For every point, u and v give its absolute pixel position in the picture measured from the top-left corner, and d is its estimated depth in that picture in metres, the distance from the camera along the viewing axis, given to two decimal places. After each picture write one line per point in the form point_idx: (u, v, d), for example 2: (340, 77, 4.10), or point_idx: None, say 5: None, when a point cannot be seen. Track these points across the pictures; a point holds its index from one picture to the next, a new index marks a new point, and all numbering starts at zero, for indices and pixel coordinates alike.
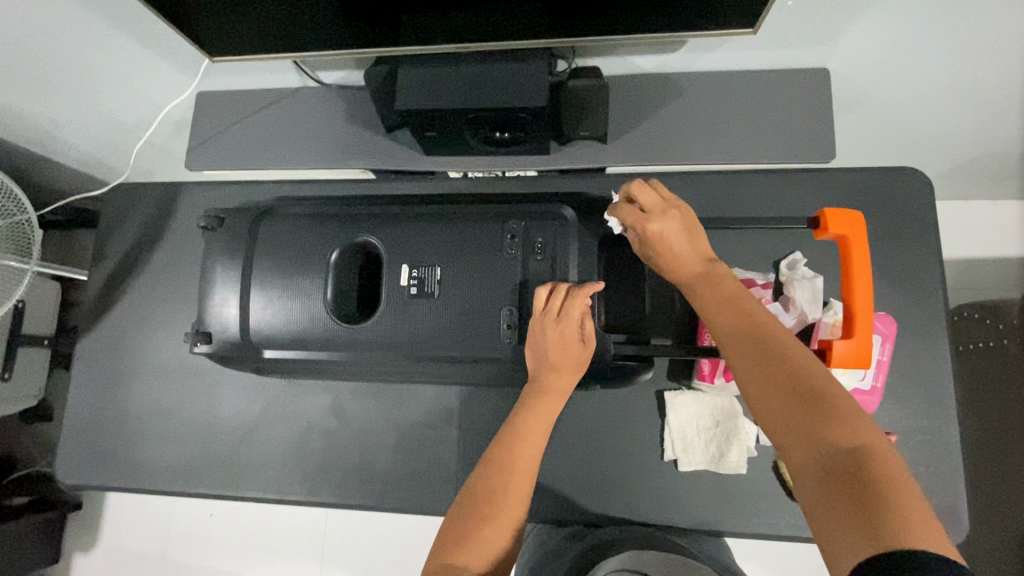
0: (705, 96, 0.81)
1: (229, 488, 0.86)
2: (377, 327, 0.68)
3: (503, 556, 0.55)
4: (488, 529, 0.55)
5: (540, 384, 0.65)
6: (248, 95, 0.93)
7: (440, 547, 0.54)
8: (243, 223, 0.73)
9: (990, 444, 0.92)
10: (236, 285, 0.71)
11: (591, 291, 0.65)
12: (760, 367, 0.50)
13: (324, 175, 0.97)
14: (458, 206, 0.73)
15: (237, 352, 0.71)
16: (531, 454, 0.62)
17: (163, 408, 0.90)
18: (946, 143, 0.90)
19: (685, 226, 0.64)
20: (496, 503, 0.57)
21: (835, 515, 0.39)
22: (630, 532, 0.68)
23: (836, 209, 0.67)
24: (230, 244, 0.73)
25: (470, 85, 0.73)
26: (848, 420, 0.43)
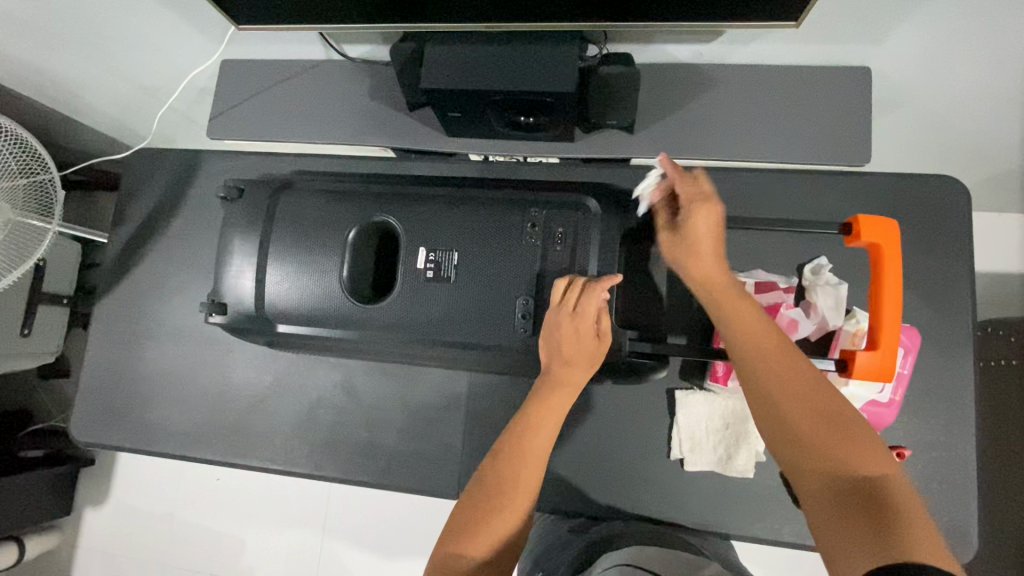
0: (739, 90, 0.79)
1: (235, 455, 0.87)
2: (391, 308, 0.68)
3: (509, 547, 0.55)
4: (495, 520, 0.55)
5: (552, 376, 0.65)
6: (273, 65, 0.93)
7: (448, 535, 0.55)
8: (262, 195, 0.73)
9: (1006, 465, 0.90)
10: (253, 257, 0.71)
11: (609, 284, 0.64)
12: (776, 389, 0.52)
13: (344, 150, 0.97)
14: (480, 191, 0.72)
15: (250, 323, 0.71)
16: (542, 446, 0.62)
17: (176, 372, 0.92)
18: (987, 153, 0.86)
19: (716, 220, 0.63)
20: (504, 494, 0.57)
21: (847, 536, 0.42)
22: (632, 533, 0.67)
23: (871, 216, 0.65)
24: (248, 215, 0.73)
25: (499, 67, 0.72)
26: (862, 446, 0.47)
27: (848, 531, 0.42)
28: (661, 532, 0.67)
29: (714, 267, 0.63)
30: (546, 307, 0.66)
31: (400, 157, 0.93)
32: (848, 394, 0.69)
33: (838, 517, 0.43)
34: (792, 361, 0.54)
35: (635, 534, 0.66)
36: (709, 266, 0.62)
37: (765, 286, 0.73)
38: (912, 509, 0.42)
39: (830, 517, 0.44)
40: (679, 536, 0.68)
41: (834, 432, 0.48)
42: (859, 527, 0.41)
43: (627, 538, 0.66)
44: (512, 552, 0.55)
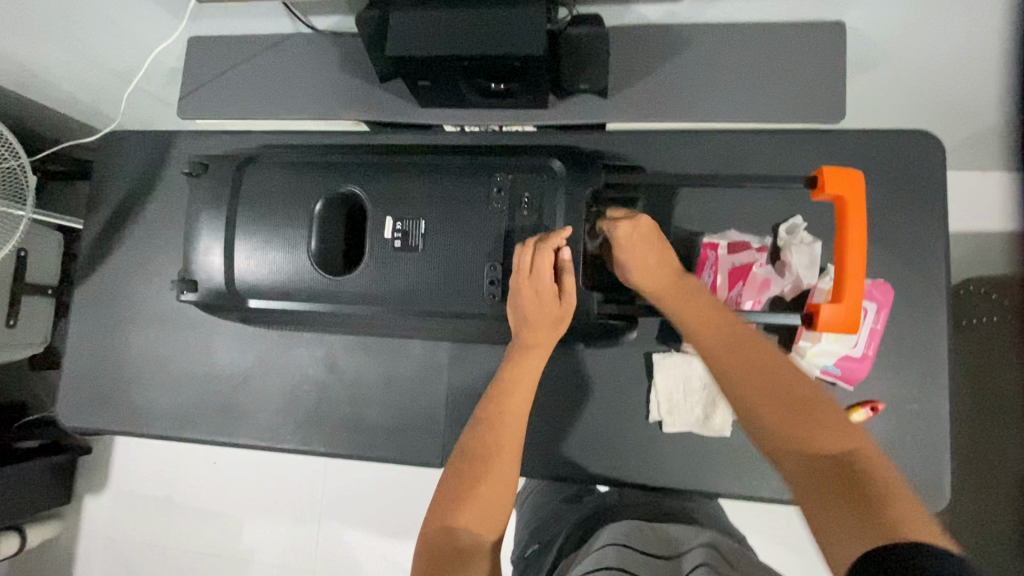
0: (712, 51, 0.78)
1: (223, 434, 0.88)
2: (361, 279, 0.68)
3: (502, 511, 0.57)
4: (483, 487, 0.57)
5: (522, 341, 0.65)
6: (241, 42, 0.91)
7: (437, 507, 0.56)
8: (227, 169, 0.72)
9: (987, 418, 0.93)
10: (221, 234, 0.70)
11: (557, 240, 0.63)
12: (755, 399, 0.54)
13: (318, 126, 0.95)
14: (445, 157, 0.71)
15: (222, 299, 0.70)
16: (521, 408, 0.63)
17: (159, 355, 0.92)
18: (965, 108, 0.86)
19: (648, 238, 0.68)
20: (490, 460, 0.59)
21: (840, 519, 0.42)
22: (620, 514, 0.67)
23: (835, 168, 0.64)
24: (214, 192, 0.72)
25: (464, 31, 0.70)
26: (837, 430, 0.49)
27: (836, 514, 0.42)
28: (650, 506, 0.69)
29: (658, 276, 0.68)
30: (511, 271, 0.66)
31: (374, 131, 0.92)
32: (823, 350, 0.70)
33: (824, 501, 0.44)
34: (762, 356, 0.57)
35: (622, 515, 0.67)
36: (659, 277, 0.68)
37: (737, 246, 0.73)
38: (896, 483, 0.43)
39: (822, 504, 0.44)
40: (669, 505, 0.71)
41: (812, 422, 0.50)
42: (850, 509, 0.42)
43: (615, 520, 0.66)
44: (504, 515, 0.57)
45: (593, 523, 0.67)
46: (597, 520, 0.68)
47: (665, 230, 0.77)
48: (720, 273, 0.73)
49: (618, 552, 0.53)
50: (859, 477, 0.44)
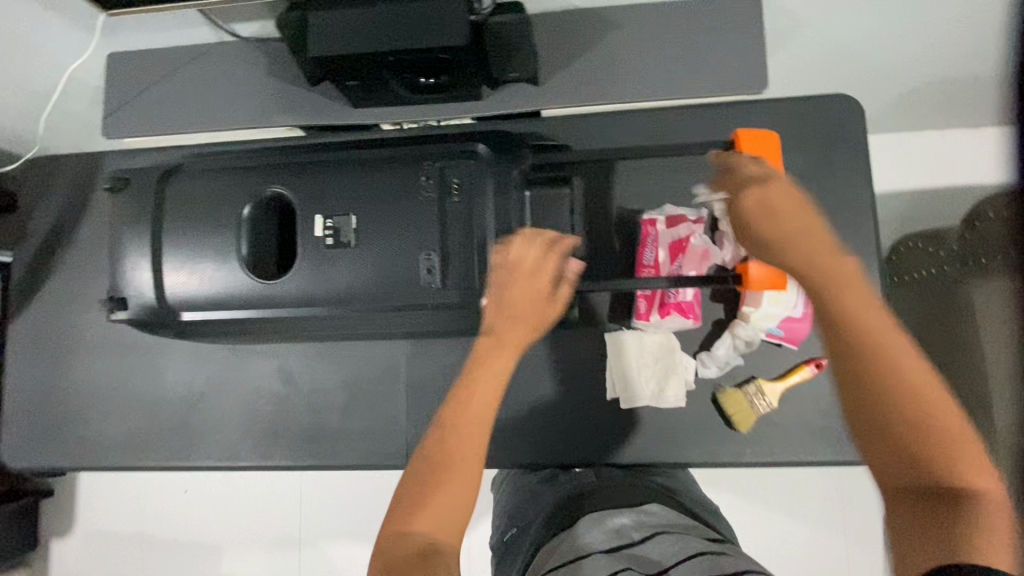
0: (637, 29, 0.79)
1: (182, 458, 0.85)
2: (296, 280, 0.67)
3: (461, 514, 0.55)
4: (444, 491, 0.55)
5: (494, 335, 0.63)
6: (164, 54, 0.89)
7: (396, 514, 0.55)
8: (148, 182, 0.70)
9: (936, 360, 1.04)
10: (148, 248, 0.68)
11: (563, 248, 0.65)
12: (886, 390, 0.49)
13: (253, 135, 0.93)
14: (371, 151, 0.70)
15: (154, 316, 0.68)
16: (480, 408, 0.60)
17: (107, 384, 0.89)
18: (883, 67, 0.89)
19: (782, 199, 0.58)
20: (449, 465, 0.56)
21: (923, 533, 0.46)
22: (595, 497, 0.66)
23: (747, 130, 0.68)
24: (135, 204, 0.70)
25: (386, 25, 0.69)
26: (948, 443, 0.47)
27: (919, 527, 0.46)
28: (616, 485, 0.69)
29: (802, 230, 0.56)
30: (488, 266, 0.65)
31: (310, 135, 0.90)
32: (766, 314, 0.73)
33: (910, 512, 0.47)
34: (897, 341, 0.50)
35: (596, 500, 0.66)
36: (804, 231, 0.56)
37: (672, 220, 0.75)
38: (989, 513, 0.45)
39: (910, 512, 0.47)
40: (641, 483, 0.71)
41: (926, 432, 0.48)
42: (929, 527, 0.46)
43: (589, 504, 0.65)
44: (464, 517, 0.55)
45: (568, 508, 0.66)
46: (571, 505, 0.67)
47: (605, 210, 0.79)
48: (661, 248, 0.74)
49: (604, 558, 0.53)
50: (954, 497, 0.46)
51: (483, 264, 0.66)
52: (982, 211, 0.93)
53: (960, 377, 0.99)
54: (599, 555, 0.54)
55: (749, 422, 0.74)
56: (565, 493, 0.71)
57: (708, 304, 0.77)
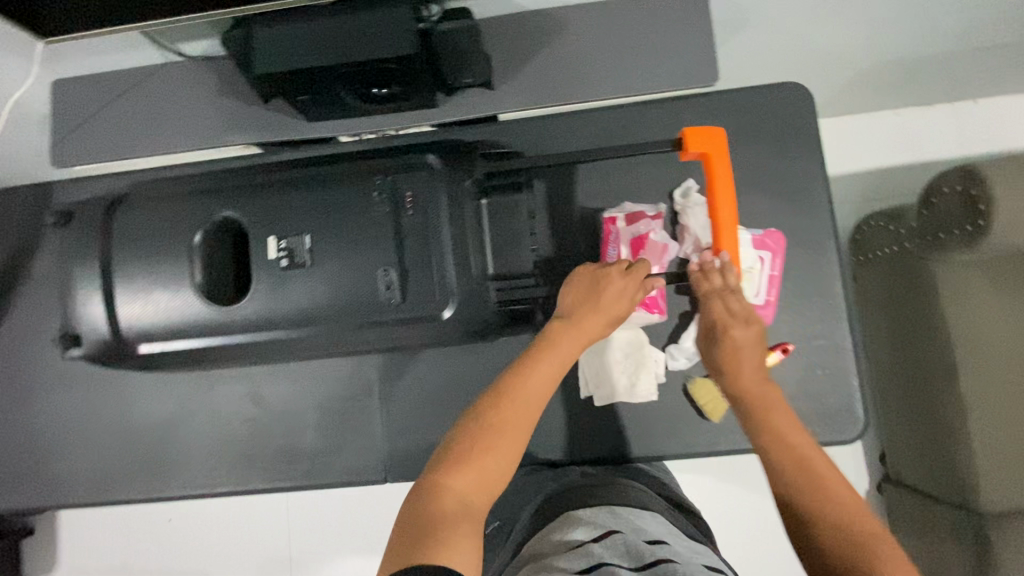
0: (586, 29, 0.79)
1: (155, 490, 0.84)
2: (252, 305, 0.66)
3: (495, 483, 0.55)
4: (487, 456, 0.55)
5: (551, 333, 0.63)
6: (110, 79, 0.87)
7: (438, 463, 0.55)
8: (95, 214, 0.70)
9: (899, 337, 1.07)
10: (98, 281, 0.68)
11: (641, 266, 0.67)
12: (808, 485, 0.59)
13: (207, 156, 0.92)
14: (323, 170, 0.70)
15: (111, 350, 0.68)
16: (539, 393, 0.59)
17: (70, 420, 0.86)
18: (832, 53, 0.91)
19: (754, 344, 0.68)
20: (497, 432, 0.56)
21: None
22: (582, 494, 0.66)
23: (696, 128, 0.68)
24: (83, 239, 0.69)
25: (334, 40, 0.69)
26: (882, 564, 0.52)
27: None
28: (599, 483, 0.69)
29: (755, 370, 0.67)
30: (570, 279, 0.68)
31: (266, 152, 0.89)
32: None
33: None
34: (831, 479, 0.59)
35: (582, 498, 0.65)
36: (753, 370, 0.67)
37: (633, 217, 0.75)
38: None
39: None
40: (628, 481, 0.71)
41: (867, 557, 0.53)
42: None
43: (575, 502, 0.65)
44: (497, 486, 0.55)
45: (553, 505, 0.66)
46: (555, 502, 0.66)
47: (568, 211, 0.79)
48: (623, 245, 0.75)
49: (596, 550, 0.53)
50: None
51: (442, 277, 0.66)
52: (938, 188, 0.91)
53: (925, 353, 1.01)
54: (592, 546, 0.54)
55: (720, 412, 0.76)
56: (548, 489, 0.71)
57: (674, 298, 0.77)
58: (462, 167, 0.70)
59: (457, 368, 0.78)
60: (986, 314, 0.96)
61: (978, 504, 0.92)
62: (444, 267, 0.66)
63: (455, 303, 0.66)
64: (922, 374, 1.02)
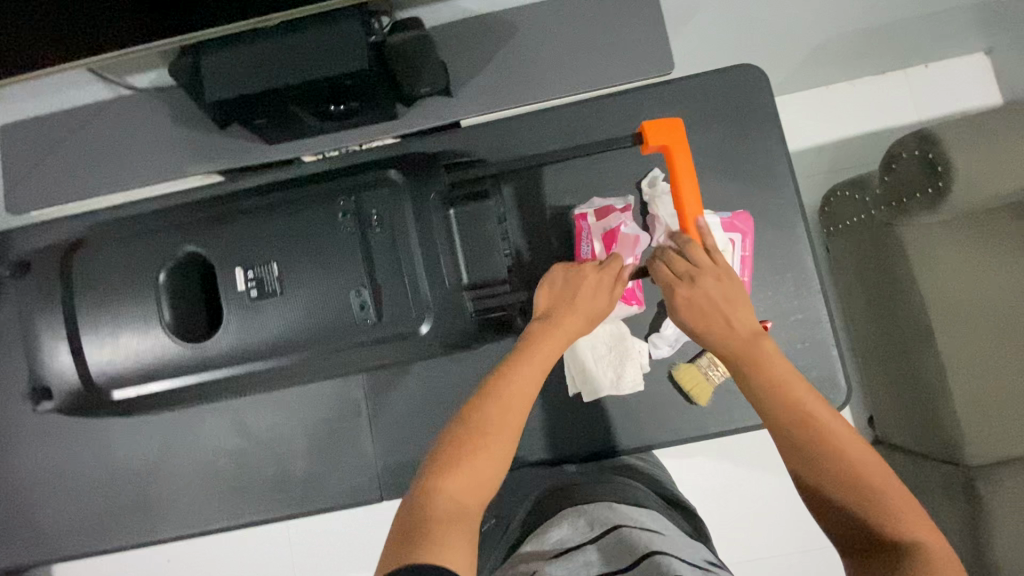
0: (539, 28, 0.79)
1: (147, 534, 0.82)
2: (226, 339, 0.65)
3: (488, 485, 0.54)
4: (481, 456, 0.54)
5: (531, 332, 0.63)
6: (58, 119, 0.84)
7: (428, 468, 0.54)
8: (53, 262, 0.68)
9: (874, 302, 1.09)
10: (62, 330, 0.66)
11: (614, 261, 0.66)
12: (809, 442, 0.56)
13: (168, 188, 0.90)
14: (289, 194, 0.69)
15: (82, 399, 0.67)
16: (528, 389, 0.59)
17: (49, 473, 0.84)
18: (783, 30, 0.92)
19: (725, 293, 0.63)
20: (489, 431, 0.56)
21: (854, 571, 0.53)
22: (578, 490, 0.66)
23: (653, 121, 0.68)
24: (42, 289, 0.68)
25: (284, 60, 0.68)
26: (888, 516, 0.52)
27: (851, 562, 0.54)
28: (596, 480, 0.69)
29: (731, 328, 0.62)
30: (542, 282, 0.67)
31: (228, 180, 0.87)
32: None
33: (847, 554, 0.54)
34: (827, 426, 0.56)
35: (578, 496, 0.65)
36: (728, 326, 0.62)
37: (603, 211, 0.76)
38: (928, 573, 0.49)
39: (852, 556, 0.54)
40: (628, 479, 0.71)
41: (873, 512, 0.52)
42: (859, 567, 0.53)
43: (571, 500, 0.65)
44: (490, 490, 0.54)
45: (550, 503, 0.66)
46: (552, 501, 0.66)
47: (539, 212, 0.79)
48: (596, 241, 0.75)
49: (590, 552, 0.53)
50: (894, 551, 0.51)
51: (415, 289, 0.65)
52: (897, 153, 0.94)
53: (899, 315, 1.03)
54: (587, 548, 0.54)
55: (706, 396, 0.76)
56: (544, 489, 0.71)
57: (651, 288, 0.78)
58: (427, 180, 0.69)
59: (442, 379, 0.78)
60: (954, 271, 0.98)
61: (967, 457, 0.94)
62: (417, 278, 0.66)
63: (431, 318, 0.66)
64: (900, 334, 1.04)
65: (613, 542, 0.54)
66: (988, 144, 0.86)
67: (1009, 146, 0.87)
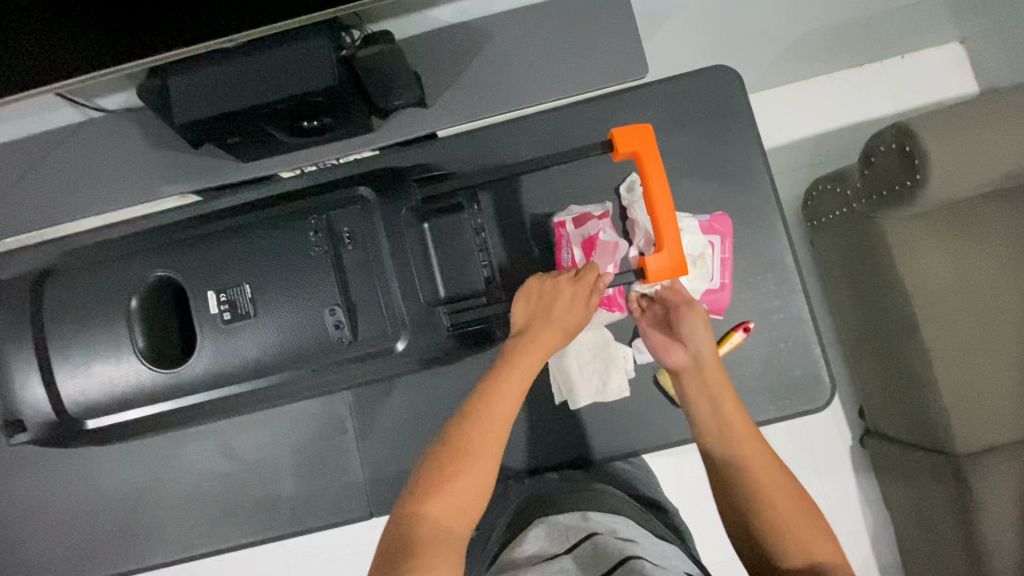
0: (511, 37, 0.79)
1: (135, 561, 0.81)
2: (199, 364, 0.64)
3: (474, 505, 0.54)
4: (462, 479, 0.54)
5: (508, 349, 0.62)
6: (29, 144, 0.83)
7: (411, 491, 0.54)
8: (23, 290, 0.67)
9: (855, 292, 1.11)
10: (34, 361, 0.65)
11: (589, 275, 0.65)
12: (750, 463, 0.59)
13: (144, 209, 0.89)
14: (261, 214, 0.69)
15: (59, 429, 0.66)
16: (506, 409, 0.58)
17: (32, 503, 0.82)
18: (757, 28, 0.92)
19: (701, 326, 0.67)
20: (469, 454, 0.55)
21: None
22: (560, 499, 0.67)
23: (622, 128, 0.67)
24: (13, 318, 0.66)
25: (253, 79, 0.67)
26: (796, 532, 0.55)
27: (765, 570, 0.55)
28: (576, 488, 0.69)
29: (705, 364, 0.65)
30: (515, 298, 0.67)
31: (204, 199, 0.86)
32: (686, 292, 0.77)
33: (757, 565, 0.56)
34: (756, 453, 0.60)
35: (560, 505, 0.65)
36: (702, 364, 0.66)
37: (580, 219, 0.76)
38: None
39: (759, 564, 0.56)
40: (610, 486, 0.72)
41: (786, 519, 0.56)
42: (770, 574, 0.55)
43: (553, 510, 0.65)
44: (475, 508, 0.54)
45: (532, 511, 0.66)
46: (534, 509, 0.66)
47: (519, 222, 0.79)
48: (575, 249, 0.75)
49: (567, 558, 0.53)
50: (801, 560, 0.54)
51: (390, 307, 0.66)
52: (875, 147, 0.95)
53: (882, 308, 1.04)
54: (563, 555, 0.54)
55: None
56: (527, 495, 0.71)
57: None
58: (398, 197, 0.68)
59: (428, 393, 0.77)
60: (935, 261, 0.98)
61: (955, 446, 0.95)
62: (392, 296, 0.66)
63: (407, 334, 0.66)
64: (884, 326, 1.05)
65: (589, 551, 0.53)
66: (960, 137, 0.87)
67: (984, 136, 0.87)
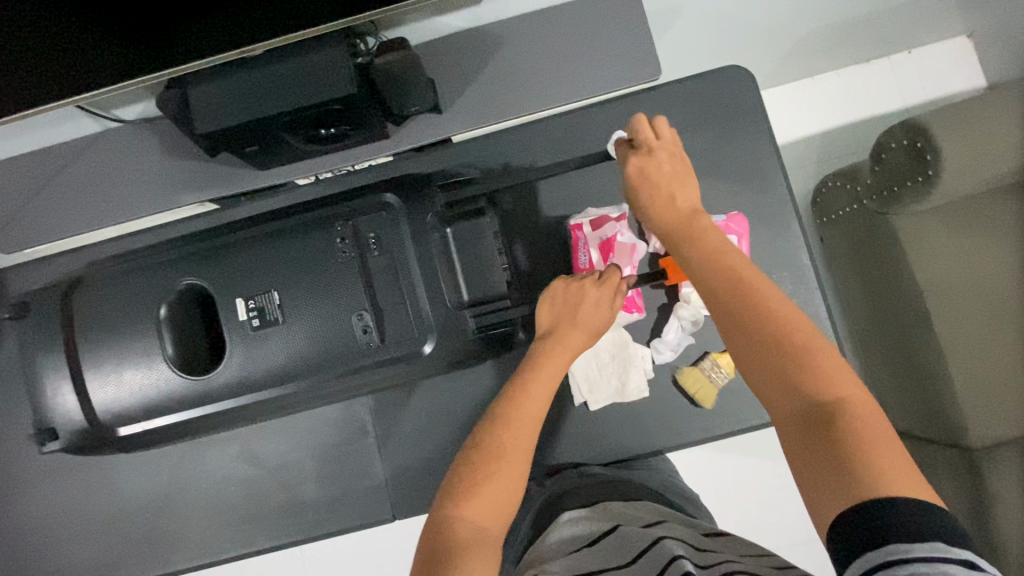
0: (524, 40, 0.79)
1: (159, 566, 0.82)
2: (230, 370, 0.65)
3: (508, 507, 0.54)
4: (495, 482, 0.54)
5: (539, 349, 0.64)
6: (50, 156, 0.84)
7: (446, 495, 0.54)
8: (52, 301, 0.68)
9: (867, 288, 1.11)
10: (64, 369, 0.66)
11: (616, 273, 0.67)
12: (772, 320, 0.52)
13: (163, 218, 0.90)
14: (285, 221, 0.70)
15: (88, 436, 0.67)
16: (536, 412, 0.59)
17: (57, 511, 0.83)
18: (767, 26, 0.93)
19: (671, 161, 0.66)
20: (502, 457, 0.55)
21: (820, 469, 0.45)
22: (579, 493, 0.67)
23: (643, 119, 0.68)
24: (43, 327, 0.67)
25: (273, 88, 0.68)
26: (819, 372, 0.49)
27: (810, 451, 0.46)
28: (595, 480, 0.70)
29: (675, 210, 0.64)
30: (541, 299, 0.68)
31: (223, 207, 0.87)
32: None
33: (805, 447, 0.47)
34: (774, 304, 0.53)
35: (581, 500, 0.66)
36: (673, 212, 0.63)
37: (598, 219, 0.76)
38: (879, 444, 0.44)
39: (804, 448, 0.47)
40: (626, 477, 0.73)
41: (804, 367, 0.49)
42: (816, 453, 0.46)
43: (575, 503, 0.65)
44: (509, 510, 0.55)
45: (554, 506, 0.67)
46: (556, 506, 0.67)
47: (536, 224, 0.80)
48: (593, 249, 0.75)
49: (594, 548, 0.54)
50: (834, 416, 0.46)
51: (418, 313, 0.67)
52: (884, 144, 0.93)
53: (896, 304, 1.04)
54: (589, 546, 0.55)
55: (711, 398, 0.76)
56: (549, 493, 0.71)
57: (651, 293, 0.78)
58: (420, 202, 0.70)
59: (449, 395, 0.78)
60: (950, 255, 0.98)
61: (971, 441, 0.94)
62: (418, 301, 0.67)
63: (434, 338, 0.67)
64: (900, 322, 1.05)
65: (614, 541, 0.54)
66: (970, 131, 0.87)
67: (995, 130, 0.88)
